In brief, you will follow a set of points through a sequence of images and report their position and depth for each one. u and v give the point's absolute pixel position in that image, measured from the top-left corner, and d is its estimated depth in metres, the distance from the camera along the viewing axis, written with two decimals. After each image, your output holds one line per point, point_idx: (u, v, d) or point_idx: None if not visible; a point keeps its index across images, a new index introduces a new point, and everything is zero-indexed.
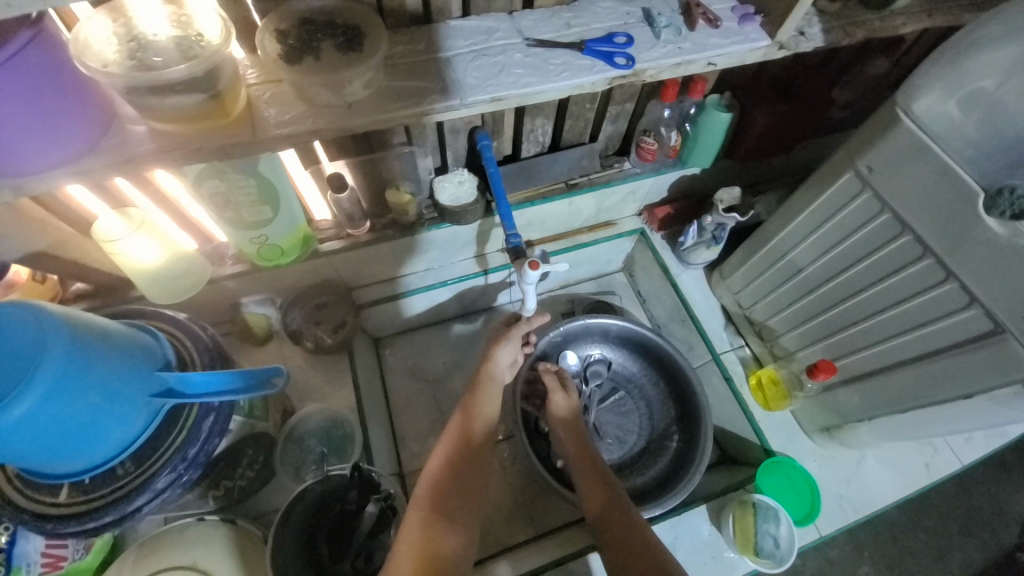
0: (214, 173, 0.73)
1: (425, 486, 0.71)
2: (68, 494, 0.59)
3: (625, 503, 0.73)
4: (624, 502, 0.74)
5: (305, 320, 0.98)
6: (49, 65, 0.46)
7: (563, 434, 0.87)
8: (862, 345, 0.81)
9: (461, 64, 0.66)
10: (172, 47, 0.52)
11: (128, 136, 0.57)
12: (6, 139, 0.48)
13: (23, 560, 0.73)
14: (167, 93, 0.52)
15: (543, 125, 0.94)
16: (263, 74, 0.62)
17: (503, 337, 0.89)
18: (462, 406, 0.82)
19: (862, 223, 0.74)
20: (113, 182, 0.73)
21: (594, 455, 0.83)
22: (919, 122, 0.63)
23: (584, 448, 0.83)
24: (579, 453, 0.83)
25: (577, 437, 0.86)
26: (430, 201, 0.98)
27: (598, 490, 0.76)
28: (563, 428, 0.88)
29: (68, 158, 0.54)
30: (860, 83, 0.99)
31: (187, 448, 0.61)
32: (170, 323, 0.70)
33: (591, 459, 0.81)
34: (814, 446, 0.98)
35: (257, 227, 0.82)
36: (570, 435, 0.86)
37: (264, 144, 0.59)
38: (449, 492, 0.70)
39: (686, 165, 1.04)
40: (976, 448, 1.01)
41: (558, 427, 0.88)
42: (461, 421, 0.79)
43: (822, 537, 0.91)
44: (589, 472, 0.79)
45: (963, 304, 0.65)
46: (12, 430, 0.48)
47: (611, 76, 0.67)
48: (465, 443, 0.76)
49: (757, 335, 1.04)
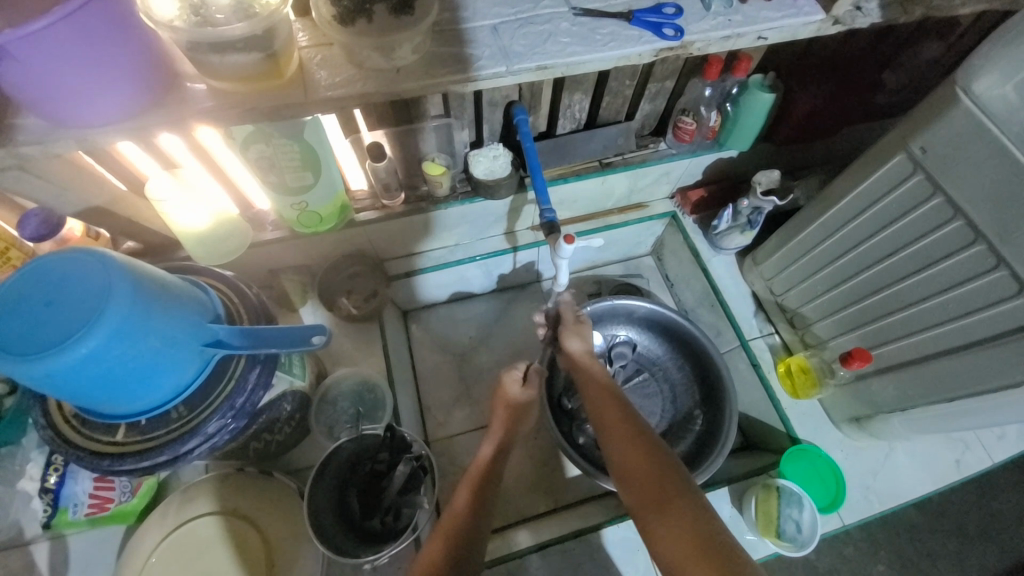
0: (261, 138, 0.76)
1: (452, 510, 0.68)
2: (125, 433, 0.62)
3: (664, 459, 0.66)
4: (665, 462, 0.65)
5: (338, 287, 1.02)
6: (116, 18, 0.48)
7: (591, 389, 0.79)
8: (906, 332, 0.79)
9: (507, 32, 0.66)
10: (229, 6, 0.53)
11: (188, 95, 0.59)
12: (73, 90, 0.50)
13: (70, 501, 0.79)
14: (227, 51, 0.54)
15: (580, 101, 0.93)
16: (314, 37, 0.64)
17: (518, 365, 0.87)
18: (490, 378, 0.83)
19: (912, 207, 0.71)
20: (161, 142, 0.74)
21: (626, 409, 0.74)
22: (978, 103, 0.60)
23: (617, 405, 0.74)
24: (608, 407, 0.75)
25: (607, 393, 0.77)
26: (464, 174, 0.98)
27: (629, 446, 0.68)
28: (589, 381, 0.81)
29: (129, 114, 0.57)
30: (911, 68, 0.94)
31: (235, 396, 0.64)
32: (218, 280, 0.73)
33: (623, 414, 0.73)
34: (842, 436, 0.97)
35: (299, 193, 0.84)
36: (601, 394, 0.77)
37: (314, 106, 0.61)
38: (469, 511, 0.68)
39: (723, 147, 1.02)
40: (1009, 446, 0.98)
41: (590, 383, 0.80)
42: (496, 427, 0.81)
43: (845, 526, 0.91)
44: (615, 421, 0.72)
45: (1013, 292, 0.63)
46: (79, 366, 0.51)
47: (658, 47, 0.66)
48: (495, 459, 0.77)
49: (788, 322, 1.03)
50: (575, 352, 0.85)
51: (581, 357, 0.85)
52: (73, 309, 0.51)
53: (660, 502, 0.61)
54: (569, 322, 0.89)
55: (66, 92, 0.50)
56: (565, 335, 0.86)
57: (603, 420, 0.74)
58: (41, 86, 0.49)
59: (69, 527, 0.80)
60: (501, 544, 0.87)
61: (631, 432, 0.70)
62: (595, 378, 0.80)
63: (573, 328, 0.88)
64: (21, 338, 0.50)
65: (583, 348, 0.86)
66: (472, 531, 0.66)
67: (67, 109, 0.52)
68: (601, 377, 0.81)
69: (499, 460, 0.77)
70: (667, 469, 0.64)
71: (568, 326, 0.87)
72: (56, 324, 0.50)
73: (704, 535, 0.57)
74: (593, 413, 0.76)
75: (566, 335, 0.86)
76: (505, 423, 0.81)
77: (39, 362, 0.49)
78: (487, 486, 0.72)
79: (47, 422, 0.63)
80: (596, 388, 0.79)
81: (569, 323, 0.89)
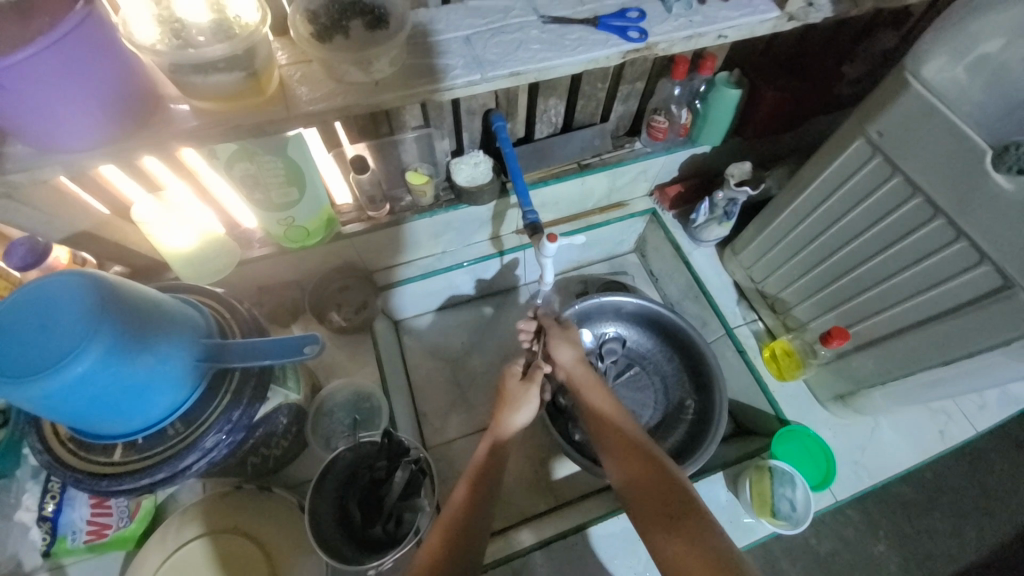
0: (245, 155, 0.77)
1: (451, 504, 0.71)
2: (122, 453, 0.62)
3: (658, 464, 0.71)
4: (659, 468, 0.70)
5: (329, 301, 1.03)
6: (100, 42, 0.50)
7: (586, 396, 0.83)
8: (878, 309, 0.82)
9: (479, 41, 0.69)
10: (210, 29, 0.56)
11: (172, 115, 0.61)
12: (57, 115, 0.51)
13: (68, 529, 0.78)
14: (209, 71, 0.56)
15: (555, 105, 0.96)
16: (293, 55, 0.66)
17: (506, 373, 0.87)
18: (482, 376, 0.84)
19: (874, 188, 0.75)
20: (143, 163, 0.75)
21: (622, 418, 0.79)
22: (928, 86, 0.64)
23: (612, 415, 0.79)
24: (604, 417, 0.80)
25: (602, 399, 0.82)
26: (447, 183, 1.01)
27: (627, 455, 0.73)
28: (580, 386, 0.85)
29: (112, 137, 0.58)
30: (870, 58, 1.02)
31: (232, 410, 0.64)
32: (209, 297, 0.73)
33: (619, 424, 0.77)
34: (829, 415, 1.00)
35: (284, 209, 0.86)
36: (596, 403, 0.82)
37: (296, 121, 0.63)
38: (467, 507, 0.70)
39: (696, 143, 1.06)
40: (990, 416, 1.01)
41: (582, 387, 0.85)
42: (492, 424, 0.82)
43: (838, 502, 0.93)
44: (612, 432, 0.77)
45: (975, 262, 0.66)
46: (74, 387, 0.51)
47: (625, 49, 0.69)
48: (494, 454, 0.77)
49: (770, 308, 1.06)
50: (568, 362, 0.87)
51: (573, 366, 0.86)
52: (63, 332, 0.51)
53: (659, 508, 0.67)
54: (557, 328, 0.91)
55: (53, 119, 0.52)
56: (556, 345, 0.88)
57: (600, 431, 0.79)
58: (27, 112, 0.50)
59: (68, 555, 0.79)
60: (504, 544, 0.88)
61: (633, 447, 0.74)
62: (589, 387, 0.84)
63: (561, 335, 0.90)
64: (15, 362, 0.50)
65: (576, 356, 0.88)
66: (467, 530, 0.68)
67: (50, 133, 0.53)
68: (592, 382, 0.85)
69: (498, 455, 0.77)
70: (671, 480, 0.69)
71: (554, 333, 0.89)
72: (50, 345, 0.51)
73: (713, 542, 0.60)
74: (592, 428, 0.80)
75: (556, 344, 0.88)
76: (506, 416, 0.81)
77: (33, 384, 0.49)
78: (486, 478, 0.74)
79: (43, 447, 0.63)
80: (594, 400, 0.82)
81: (556, 329, 0.90)
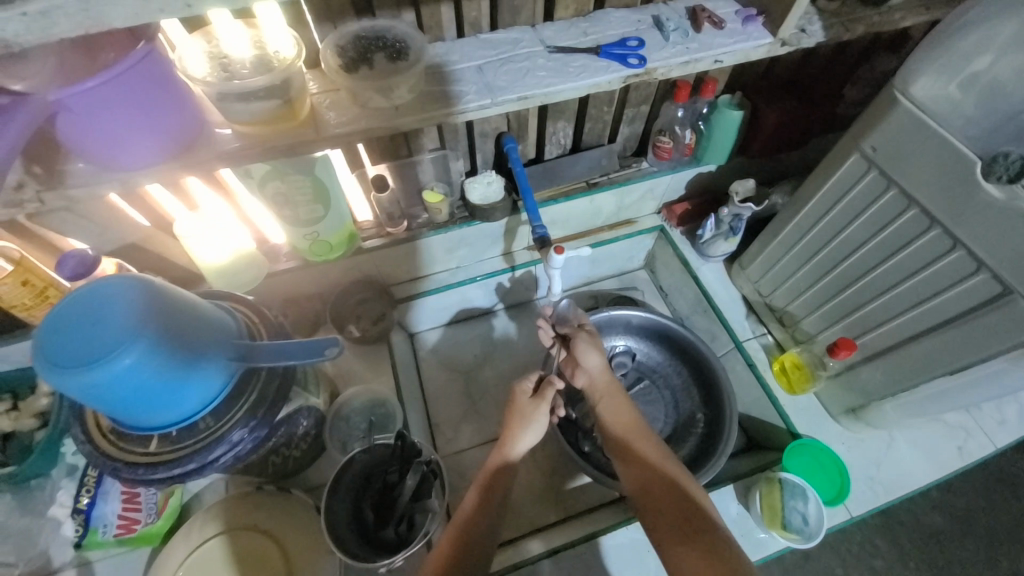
0: (276, 175, 0.85)
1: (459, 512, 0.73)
2: (157, 445, 0.66)
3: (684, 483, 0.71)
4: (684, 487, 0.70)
5: (348, 312, 1.08)
6: (158, 74, 0.57)
7: (610, 405, 0.82)
8: (884, 319, 0.82)
9: (490, 70, 0.75)
10: (252, 62, 0.64)
11: (216, 138, 0.68)
12: (119, 136, 0.59)
13: (100, 522, 0.83)
14: (250, 99, 0.63)
15: (564, 128, 1.01)
16: (324, 84, 0.73)
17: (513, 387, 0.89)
18: None
19: (873, 200, 0.77)
20: (186, 182, 0.83)
21: (647, 432, 0.78)
22: (917, 103, 0.67)
23: (637, 428, 0.79)
24: (629, 430, 0.79)
25: (628, 409, 0.82)
26: (461, 202, 1.07)
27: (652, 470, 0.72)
28: (603, 394, 0.84)
29: (163, 158, 0.64)
30: (873, 79, 1.04)
31: (257, 408, 0.69)
32: (241, 304, 0.79)
33: (645, 437, 0.77)
34: (841, 429, 0.99)
35: (311, 224, 0.92)
36: (621, 414, 0.81)
37: (324, 141, 0.69)
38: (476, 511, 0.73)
39: (701, 162, 1.10)
40: (1012, 432, 0.99)
41: (603, 394, 0.84)
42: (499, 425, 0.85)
43: (854, 518, 0.91)
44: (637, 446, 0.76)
45: (973, 270, 0.67)
46: (120, 378, 0.56)
47: (625, 75, 0.75)
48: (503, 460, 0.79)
49: (779, 321, 1.07)
50: (593, 368, 0.87)
51: (599, 373, 0.86)
52: (111, 329, 0.56)
53: (685, 528, 0.66)
54: (585, 333, 0.89)
55: (115, 139, 0.59)
56: (584, 351, 0.87)
57: (623, 442, 0.77)
58: (95, 134, 0.57)
59: (98, 547, 0.84)
60: (512, 553, 0.89)
61: (658, 463, 0.73)
62: (611, 397, 0.83)
63: (587, 341, 0.88)
64: (68, 354, 0.55)
65: (602, 363, 0.87)
66: (473, 539, 0.70)
67: (112, 154, 0.61)
68: (616, 391, 0.84)
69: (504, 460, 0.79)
70: (694, 502, 0.69)
71: (581, 339, 0.88)
72: (99, 340, 0.56)
73: (737, 567, 0.60)
74: (616, 438, 0.79)
75: (584, 349, 0.87)
76: (514, 432, 0.82)
77: (86, 375, 0.55)
78: (496, 484, 0.76)
79: (86, 437, 0.68)
80: (618, 411, 0.81)
81: (584, 334, 0.88)
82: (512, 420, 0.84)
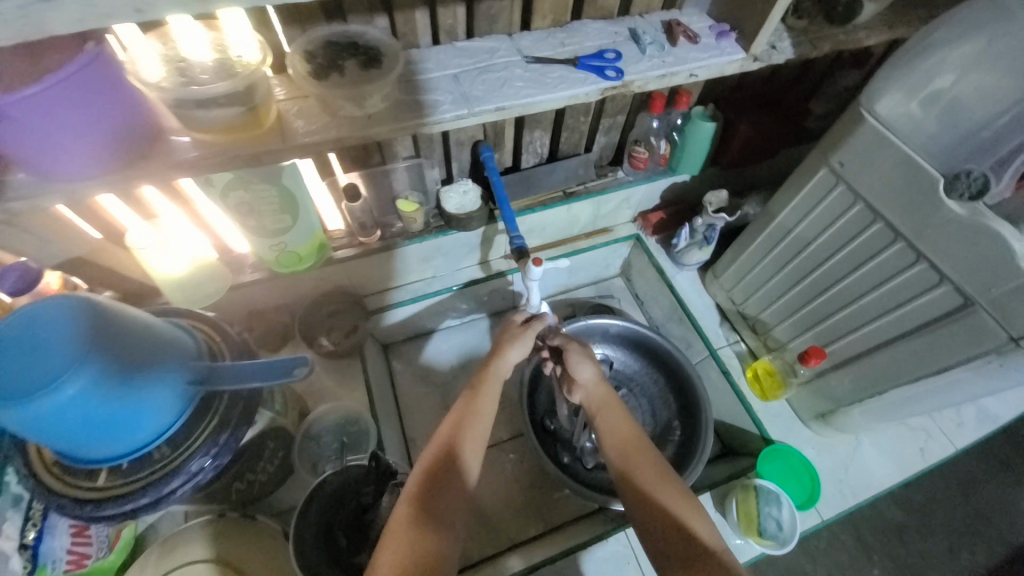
0: (240, 184, 0.79)
1: (414, 473, 0.69)
2: (107, 478, 0.61)
3: (679, 502, 0.67)
4: (680, 505, 0.66)
5: (319, 325, 1.04)
6: (108, 80, 0.53)
7: (606, 416, 0.80)
8: (854, 327, 0.84)
9: (466, 79, 0.73)
10: (213, 67, 0.60)
11: (173, 146, 0.63)
12: (61, 146, 0.54)
13: (48, 559, 0.74)
14: (210, 105, 0.59)
15: (541, 137, 1.01)
16: (290, 91, 0.69)
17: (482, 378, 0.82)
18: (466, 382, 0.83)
19: (839, 214, 0.80)
20: (140, 191, 0.78)
21: (644, 443, 0.75)
22: (882, 121, 0.70)
23: (634, 440, 0.75)
24: (624, 443, 0.75)
25: (626, 417, 0.79)
26: (437, 211, 1.04)
27: (650, 483, 0.69)
28: (598, 407, 0.82)
29: (111, 169, 0.60)
30: (835, 94, 1.08)
31: (219, 432, 0.64)
32: (201, 321, 0.74)
33: (641, 449, 0.73)
34: (812, 433, 1.01)
35: (277, 235, 0.88)
36: (618, 422, 0.78)
37: (291, 151, 0.65)
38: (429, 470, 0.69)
39: (676, 172, 1.11)
40: (969, 432, 1.04)
41: (600, 408, 0.81)
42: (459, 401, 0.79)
43: (824, 522, 0.94)
44: (636, 457, 0.72)
45: (936, 282, 0.70)
46: (64, 409, 0.52)
47: (603, 87, 0.74)
48: (469, 427, 0.75)
49: (751, 329, 1.09)
50: (588, 381, 0.85)
51: (593, 386, 0.84)
52: (56, 356, 0.52)
53: (684, 554, 0.61)
54: (576, 346, 0.88)
55: (57, 150, 0.54)
56: (576, 364, 0.86)
57: (617, 453, 0.74)
58: (31, 143, 0.52)
59: None
60: (492, 570, 0.87)
61: (658, 486, 0.68)
62: (607, 409, 0.80)
63: (580, 352, 0.87)
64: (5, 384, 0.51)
65: (595, 373, 0.85)
66: (437, 502, 0.66)
67: (48, 163, 0.55)
68: (614, 403, 0.82)
69: (460, 428, 0.75)
70: (694, 531, 0.63)
71: (574, 350, 0.87)
72: (39, 369, 0.51)
73: None
74: (613, 457, 0.74)
75: (577, 360, 0.86)
76: (480, 421, 0.76)
77: (25, 406, 0.50)
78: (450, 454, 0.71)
79: (28, 470, 0.63)
80: (616, 424, 0.78)
81: (574, 346, 0.88)
82: (477, 409, 0.77)
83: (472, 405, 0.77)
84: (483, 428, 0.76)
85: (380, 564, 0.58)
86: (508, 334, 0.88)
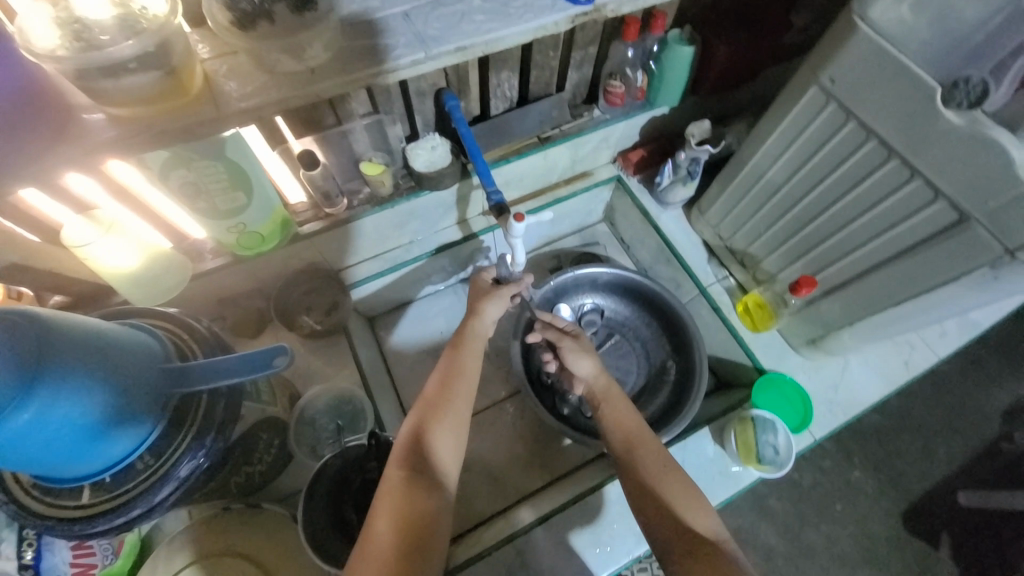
0: (179, 162, 0.71)
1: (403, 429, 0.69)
2: (91, 495, 0.58)
3: (678, 483, 0.69)
4: (678, 484, 0.69)
5: (296, 305, 0.99)
6: None
7: (609, 409, 0.80)
8: (841, 255, 0.84)
9: (419, 17, 0.64)
10: (116, 26, 0.50)
11: (85, 126, 0.55)
12: None
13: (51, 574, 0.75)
14: (120, 73, 0.50)
15: (509, 78, 0.92)
16: (215, 47, 0.60)
17: (461, 342, 0.80)
18: (449, 342, 0.81)
19: (830, 136, 0.76)
20: (64, 182, 0.68)
21: (644, 437, 0.75)
22: (875, 28, 0.64)
23: (639, 430, 0.76)
24: (626, 441, 0.75)
25: (626, 408, 0.80)
26: (405, 170, 0.97)
27: (650, 468, 0.71)
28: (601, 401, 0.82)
29: (19, 160, 0.51)
30: (816, 4, 0.99)
31: (203, 435, 0.61)
32: (163, 319, 0.69)
33: (642, 441, 0.74)
34: (803, 359, 1.03)
35: (232, 215, 0.81)
36: (619, 415, 0.79)
37: (230, 120, 0.58)
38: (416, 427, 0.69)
39: (654, 106, 1.05)
40: (950, 341, 1.07)
41: (604, 398, 0.82)
42: (440, 364, 0.77)
43: (817, 440, 0.97)
44: (641, 448, 0.73)
45: (930, 199, 0.68)
46: (22, 436, 0.47)
47: (573, 14, 0.66)
48: (455, 387, 0.74)
49: (740, 264, 1.08)
50: (587, 375, 0.85)
51: (594, 378, 0.85)
52: None
53: (682, 526, 0.64)
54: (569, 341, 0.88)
55: None
56: (572, 360, 0.86)
57: (618, 432, 0.77)
58: None
59: None
60: (504, 525, 0.89)
61: (661, 476, 0.70)
62: (612, 399, 0.81)
63: (576, 347, 0.87)
64: None
65: (594, 366, 0.85)
66: (428, 458, 0.66)
67: None
68: (616, 394, 0.82)
69: (446, 393, 0.73)
70: (688, 524, 0.64)
71: (568, 346, 0.87)
72: None
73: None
74: (616, 443, 0.76)
75: (572, 358, 0.86)
76: (470, 390, 0.75)
77: None
78: (431, 414, 0.70)
79: (7, 496, 0.59)
80: (621, 415, 0.78)
81: (569, 342, 0.87)
82: (466, 377, 0.76)
83: (456, 373, 0.75)
84: (467, 395, 0.74)
85: (376, 528, 0.59)
86: (482, 291, 0.86)
